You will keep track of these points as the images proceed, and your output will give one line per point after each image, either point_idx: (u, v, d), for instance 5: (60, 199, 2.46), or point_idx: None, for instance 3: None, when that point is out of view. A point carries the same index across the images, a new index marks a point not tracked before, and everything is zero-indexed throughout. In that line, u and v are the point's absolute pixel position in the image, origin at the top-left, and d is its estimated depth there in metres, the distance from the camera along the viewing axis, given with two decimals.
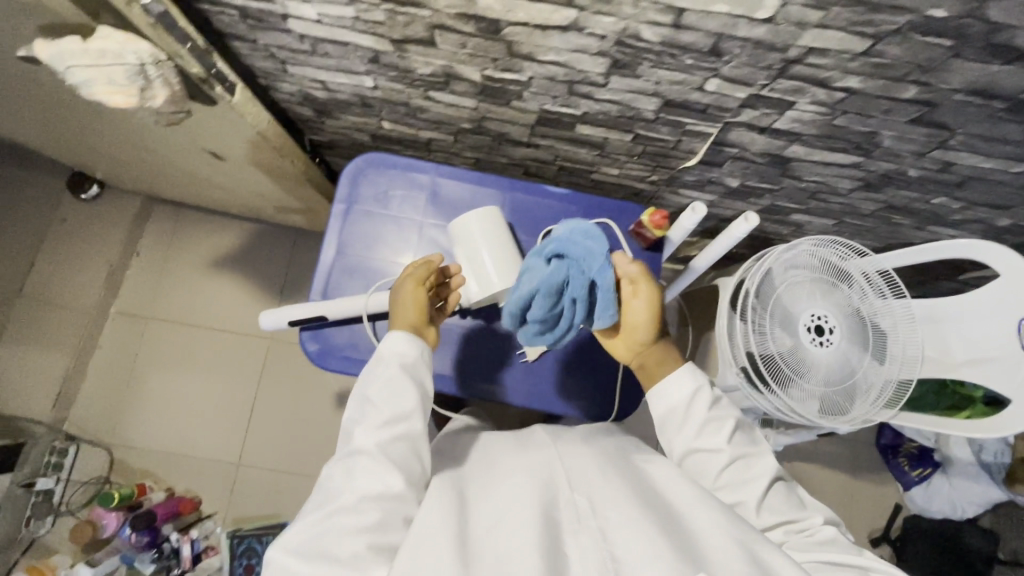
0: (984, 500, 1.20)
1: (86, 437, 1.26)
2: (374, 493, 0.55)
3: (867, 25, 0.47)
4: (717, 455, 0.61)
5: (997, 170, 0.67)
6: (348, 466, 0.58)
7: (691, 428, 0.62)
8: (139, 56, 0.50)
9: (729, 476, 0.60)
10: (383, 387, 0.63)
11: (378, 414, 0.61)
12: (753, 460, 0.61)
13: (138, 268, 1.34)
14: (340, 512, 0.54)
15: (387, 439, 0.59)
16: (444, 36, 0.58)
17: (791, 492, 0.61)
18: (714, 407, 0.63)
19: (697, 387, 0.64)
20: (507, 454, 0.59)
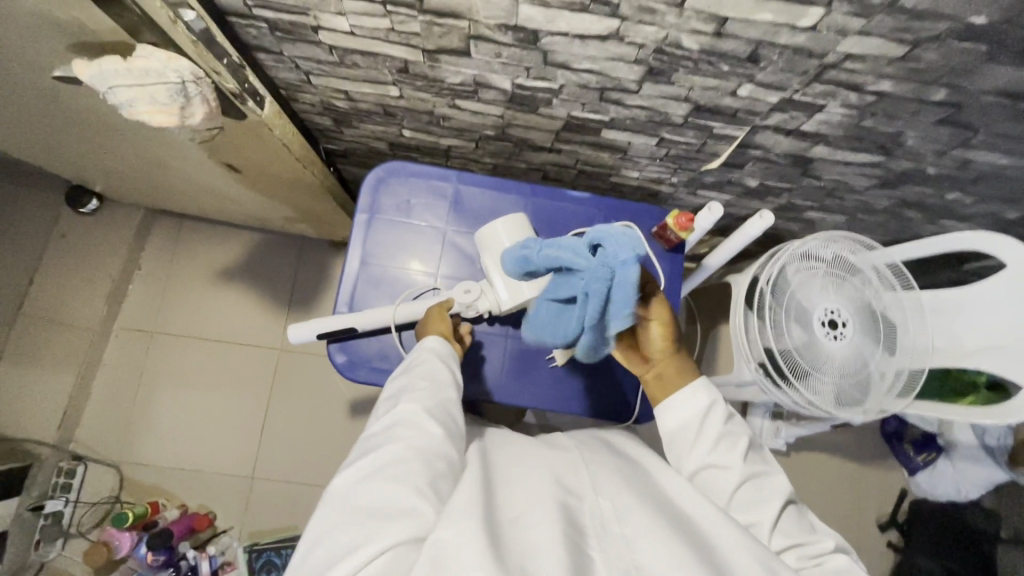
0: (987, 483, 1.21)
1: (93, 456, 1.23)
2: (421, 445, 0.56)
3: (906, 32, 0.48)
4: (728, 472, 0.58)
5: (1013, 167, 0.69)
6: (390, 423, 0.59)
7: (703, 444, 0.61)
8: (180, 73, 0.51)
9: (742, 495, 0.57)
10: (426, 367, 0.66)
11: (420, 384, 0.63)
12: (767, 479, 0.59)
13: (140, 282, 1.31)
14: (385, 461, 0.54)
15: (432, 403, 0.60)
16: (480, 46, 0.58)
17: (804, 516, 0.59)
18: (726, 424, 0.62)
19: (709, 404, 0.63)
20: (533, 453, 0.61)
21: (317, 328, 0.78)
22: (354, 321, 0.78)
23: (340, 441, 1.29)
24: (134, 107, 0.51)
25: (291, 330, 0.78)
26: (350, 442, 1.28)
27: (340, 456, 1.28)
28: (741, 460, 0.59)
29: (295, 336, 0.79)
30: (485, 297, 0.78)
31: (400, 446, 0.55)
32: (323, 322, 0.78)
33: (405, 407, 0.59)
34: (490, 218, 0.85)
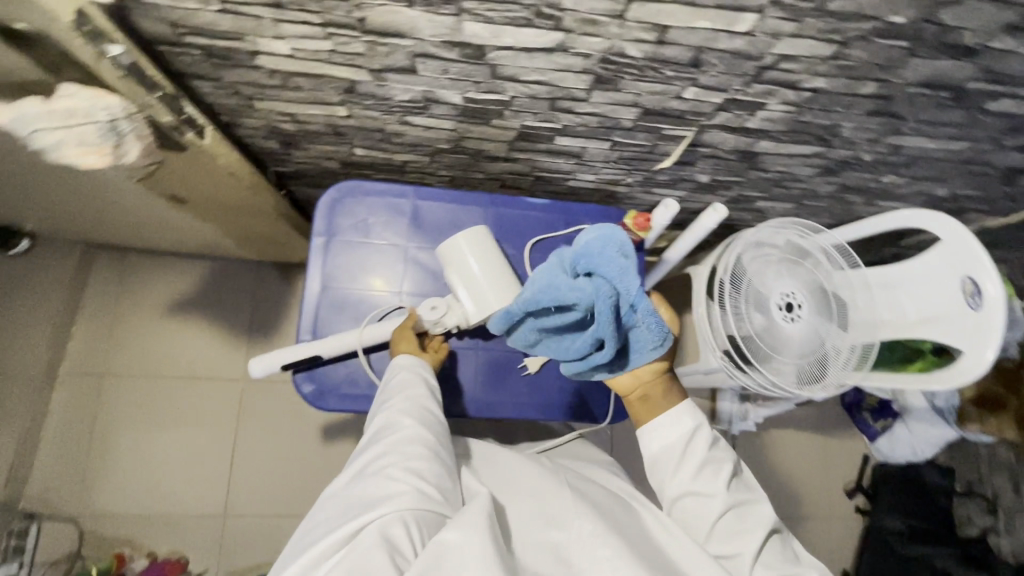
0: (939, 439, 1.28)
1: (48, 513, 1.14)
2: (397, 436, 0.64)
3: (835, 33, 0.50)
4: (714, 500, 0.62)
5: (940, 149, 0.73)
6: (376, 424, 0.67)
7: (687, 470, 0.63)
8: (109, 112, 0.50)
9: (724, 526, 0.61)
10: (400, 372, 0.72)
11: (393, 388, 0.70)
12: (751, 508, 0.62)
13: (86, 323, 1.23)
14: (371, 457, 0.63)
15: (405, 401, 0.68)
16: (427, 64, 0.58)
17: (786, 546, 0.62)
18: (710, 447, 0.64)
19: (695, 426, 0.64)
20: (528, 484, 0.68)
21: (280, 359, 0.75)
22: (318, 349, 0.76)
23: (316, 468, 1.25)
24: (63, 151, 0.51)
25: (253, 364, 0.76)
26: (326, 467, 1.25)
27: (318, 482, 1.25)
28: (726, 487, 0.62)
29: (257, 370, 0.76)
30: (453, 312, 0.77)
31: (381, 442, 0.64)
32: (285, 354, 0.75)
33: (382, 411, 0.67)
34: (452, 231, 0.84)
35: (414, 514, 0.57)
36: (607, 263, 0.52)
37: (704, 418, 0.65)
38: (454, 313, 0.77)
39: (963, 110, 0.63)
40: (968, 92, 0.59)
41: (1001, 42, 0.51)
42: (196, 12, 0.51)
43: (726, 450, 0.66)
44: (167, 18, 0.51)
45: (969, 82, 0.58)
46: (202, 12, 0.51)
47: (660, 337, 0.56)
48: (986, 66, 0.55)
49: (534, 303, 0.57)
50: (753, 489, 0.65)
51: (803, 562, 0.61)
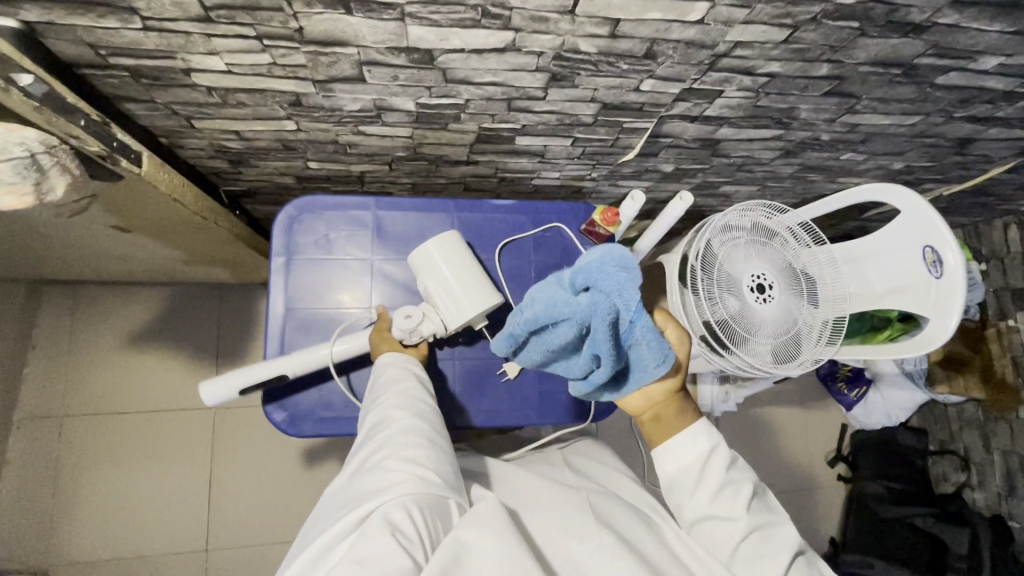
0: (910, 403, 1.32)
1: (16, 567, 1.08)
2: (392, 430, 0.61)
3: (786, 17, 0.50)
4: (734, 522, 0.62)
5: (894, 125, 0.74)
6: (371, 420, 0.64)
7: (707, 492, 0.63)
8: (26, 145, 0.47)
9: (746, 548, 0.61)
10: (386, 369, 0.71)
11: (382, 386, 0.68)
12: (773, 528, 0.62)
13: (38, 362, 1.16)
14: (367, 454, 0.60)
15: (397, 397, 0.65)
16: (374, 71, 0.55)
17: (810, 564, 0.63)
18: (728, 468, 0.63)
19: (711, 447, 0.64)
20: (549, 496, 0.69)
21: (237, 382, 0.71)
22: (279, 369, 0.72)
23: (299, 491, 1.21)
24: None
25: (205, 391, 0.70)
26: (309, 489, 1.22)
27: (301, 506, 1.21)
28: (747, 509, 0.62)
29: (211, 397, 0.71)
30: (434, 318, 0.73)
31: (377, 437, 0.61)
32: (242, 375, 0.71)
33: (375, 409, 0.65)
34: (418, 239, 0.82)
35: (418, 499, 0.55)
36: (606, 279, 0.51)
37: (721, 439, 0.65)
38: (435, 319, 0.73)
39: (913, 85, 0.64)
40: (918, 68, 0.60)
41: (947, 18, 0.52)
42: (117, 32, 0.47)
43: (744, 470, 0.65)
44: (86, 40, 0.48)
45: (919, 59, 0.58)
46: (124, 32, 0.47)
47: (661, 357, 0.54)
48: (934, 42, 0.55)
49: (533, 321, 0.57)
50: (774, 510, 0.65)
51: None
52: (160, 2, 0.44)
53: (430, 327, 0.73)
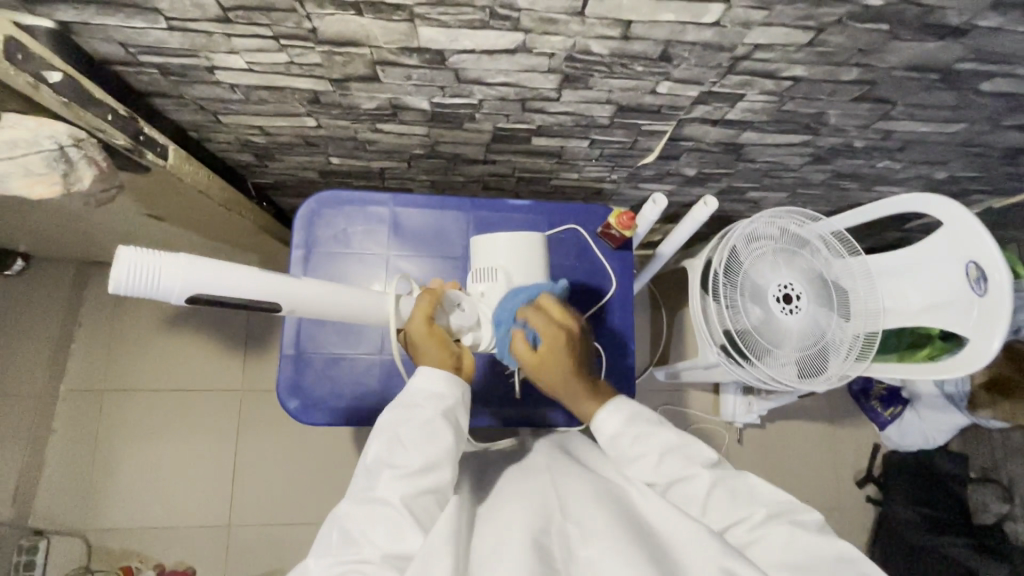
0: (952, 427, 1.25)
1: (56, 528, 1.16)
2: (390, 548, 0.52)
3: (809, 19, 0.48)
4: (651, 487, 0.61)
5: (935, 132, 0.70)
6: (359, 514, 0.54)
7: (621, 469, 0.63)
8: (55, 138, 0.52)
9: (714, 503, 0.58)
10: (410, 426, 0.58)
11: (410, 459, 0.56)
12: (692, 480, 0.60)
13: (83, 340, 1.22)
14: (353, 556, 0.53)
15: (409, 493, 0.55)
16: (388, 71, 0.56)
17: (738, 487, 0.59)
18: (633, 443, 0.62)
19: (616, 428, 0.63)
20: (515, 487, 0.61)
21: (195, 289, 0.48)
22: (266, 297, 0.52)
23: (315, 475, 1.25)
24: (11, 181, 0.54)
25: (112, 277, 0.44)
26: (327, 472, 1.25)
27: (317, 488, 1.24)
28: (657, 471, 0.61)
29: (119, 290, 0.45)
30: (486, 330, 0.64)
31: (372, 548, 0.52)
32: (210, 284, 0.48)
33: (385, 492, 0.55)
34: (434, 238, 0.83)
35: None
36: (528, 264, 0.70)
37: (620, 420, 0.63)
38: (484, 330, 0.64)
39: (954, 92, 0.60)
40: (958, 73, 0.56)
41: (989, 21, 0.48)
42: (144, 31, 0.49)
43: (650, 437, 0.62)
44: (116, 38, 0.50)
45: (958, 64, 0.55)
46: (151, 31, 0.49)
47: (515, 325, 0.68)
48: (975, 45, 0.52)
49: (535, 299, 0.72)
50: (693, 458, 0.61)
51: (755, 496, 0.58)
52: (182, 3, 0.46)
53: (476, 337, 0.64)
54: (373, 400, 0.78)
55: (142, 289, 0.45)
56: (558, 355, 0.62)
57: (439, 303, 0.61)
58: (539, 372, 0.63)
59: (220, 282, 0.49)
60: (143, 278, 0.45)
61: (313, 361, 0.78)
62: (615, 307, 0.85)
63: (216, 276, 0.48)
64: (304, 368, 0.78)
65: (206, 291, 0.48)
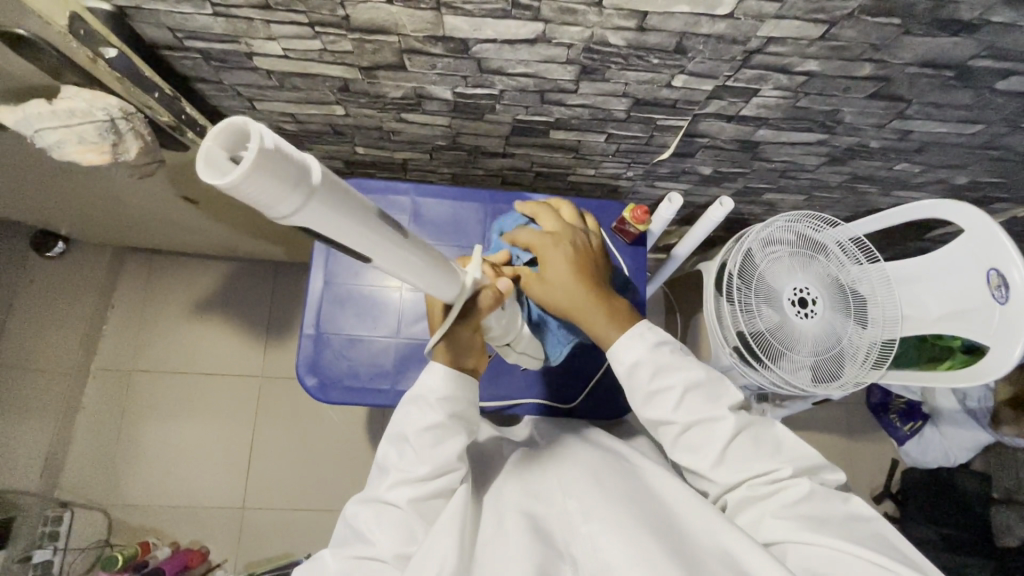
0: (973, 445, 1.19)
1: (82, 502, 1.20)
2: (401, 548, 0.54)
3: (820, 12, 0.49)
4: (669, 426, 0.58)
5: (952, 133, 0.70)
6: (371, 514, 0.56)
7: (640, 404, 0.59)
8: (107, 111, 0.58)
9: (736, 457, 0.57)
10: (415, 430, 0.56)
11: (418, 466, 0.56)
12: (716, 424, 0.57)
13: (115, 323, 1.28)
14: (363, 551, 0.54)
15: (419, 493, 0.56)
16: (414, 59, 0.59)
17: (762, 438, 0.58)
18: (654, 376, 0.58)
19: (636, 357, 0.58)
20: (529, 471, 0.63)
21: (311, 217, 0.32)
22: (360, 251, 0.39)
23: (325, 465, 1.27)
24: (65, 149, 0.59)
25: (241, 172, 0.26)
26: (339, 458, 1.27)
27: (333, 473, 1.27)
28: (678, 410, 0.58)
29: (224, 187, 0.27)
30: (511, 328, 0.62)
31: (381, 547, 0.54)
32: (330, 222, 0.33)
33: (390, 496, 0.56)
34: (453, 227, 0.85)
35: None
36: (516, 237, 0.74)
37: (643, 346, 0.59)
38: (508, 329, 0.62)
39: (969, 89, 0.60)
40: (973, 71, 0.57)
41: (1002, 16, 0.49)
42: (192, 17, 0.53)
43: (676, 370, 0.58)
44: (166, 23, 0.54)
45: (972, 61, 0.55)
46: (198, 16, 0.53)
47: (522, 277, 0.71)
48: (988, 42, 0.52)
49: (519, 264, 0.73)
50: (720, 402, 0.58)
51: (781, 453, 0.58)
52: None
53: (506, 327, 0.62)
54: (388, 380, 0.80)
55: (258, 193, 0.28)
56: (543, 259, 0.64)
57: (497, 305, 0.55)
58: (535, 284, 0.63)
59: (346, 219, 0.34)
60: (268, 194, 0.28)
61: (331, 342, 0.81)
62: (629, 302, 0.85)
63: (343, 211, 0.33)
64: (322, 348, 0.81)
65: (312, 223, 0.33)
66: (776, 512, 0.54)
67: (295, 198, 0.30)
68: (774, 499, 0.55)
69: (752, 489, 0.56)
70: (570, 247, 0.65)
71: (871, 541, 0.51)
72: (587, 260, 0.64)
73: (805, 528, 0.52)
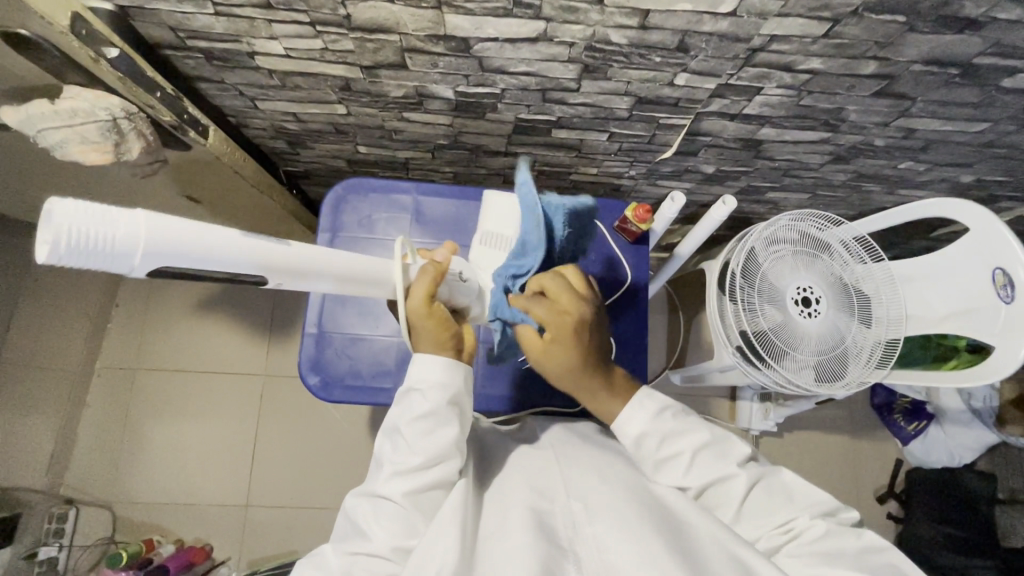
0: (979, 444, 1.19)
1: (87, 499, 1.21)
2: (399, 542, 0.54)
3: (824, 10, 0.49)
4: (683, 488, 0.59)
5: (957, 132, 0.70)
6: (370, 510, 0.56)
7: (649, 472, 0.60)
8: (110, 111, 0.58)
9: (750, 509, 0.58)
10: (412, 423, 0.57)
11: (411, 457, 0.56)
12: (727, 481, 0.59)
13: (119, 321, 1.28)
14: (360, 547, 0.54)
15: (417, 487, 0.56)
16: (416, 58, 0.59)
17: (774, 487, 0.60)
18: (661, 444, 0.60)
19: (642, 428, 0.61)
20: (527, 466, 0.63)
21: (159, 264, 0.37)
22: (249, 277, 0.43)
23: (327, 464, 1.27)
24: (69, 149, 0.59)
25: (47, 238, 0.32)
26: (342, 457, 1.28)
27: (336, 472, 1.27)
28: (689, 473, 0.59)
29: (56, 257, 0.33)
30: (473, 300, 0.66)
31: (378, 541, 0.54)
32: (182, 260, 0.38)
33: (385, 490, 0.56)
34: (454, 225, 0.85)
35: None
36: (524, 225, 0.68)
37: (648, 417, 0.61)
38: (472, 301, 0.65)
39: (975, 87, 0.60)
40: (979, 69, 0.56)
41: (1008, 13, 0.48)
42: (193, 16, 0.53)
43: (680, 436, 0.60)
44: (167, 23, 0.54)
45: (978, 58, 0.55)
46: (199, 16, 0.53)
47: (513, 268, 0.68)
48: (994, 40, 0.52)
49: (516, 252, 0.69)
50: (729, 458, 0.60)
51: (794, 500, 0.59)
52: None
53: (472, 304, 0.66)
54: (389, 379, 0.80)
55: (84, 250, 0.33)
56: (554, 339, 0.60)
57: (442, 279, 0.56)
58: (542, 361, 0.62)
59: (190, 254, 0.38)
60: (95, 249, 0.34)
61: (333, 340, 0.81)
62: (632, 300, 0.85)
63: (189, 250, 0.38)
64: (324, 347, 0.81)
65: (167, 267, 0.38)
66: (793, 553, 0.55)
67: (126, 248, 0.35)
68: (793, 544, 0.56)
69: (771, 539, 0.57)
70: (580, 326, 0.61)
71: (886, 572, 0.51)
72: (597, 326, 0.64)
73: (822, 564, 0.52)
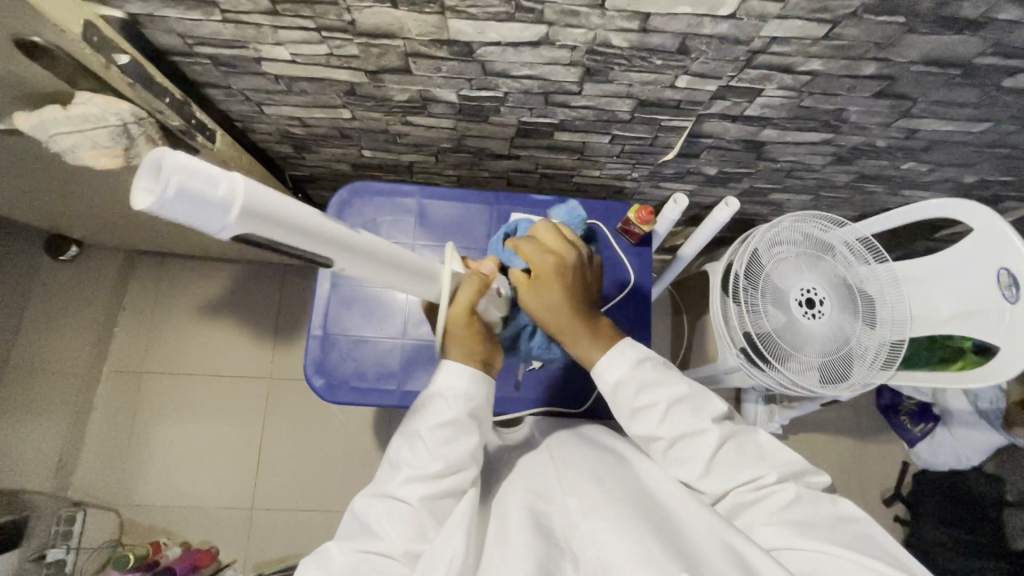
0: (987, 447, 1.17)
1: (94, 502, 1.21)
2: (410, 545, 0.54)
3: (823, 12, 0.49)
4: (656, 441, 0.59)
5: (960, 132, 0.70)
6: (381, 509, 0.56)
7: (624, 420, 0.60)
8: (120, 116, 0.60)
9: (720, 465, 0.58)
10: (431, 427, 0.57)
11: (429, 463, 0.57)
12: (700, 436, 0.58)
13: (126, 325, 1.29)
14: (370, 546, 0.54)
15: (430, 491, 0.56)
16: (419, 63, 0.59)
17: (747, 445, 0.60)
18: (638, 394, 0.59)
19: (621, 376, 0.60)
20: (537, 471, 0.63)
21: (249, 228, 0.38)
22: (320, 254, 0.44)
23: (332, 467, 1.28)
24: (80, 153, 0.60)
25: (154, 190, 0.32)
26: (346, 460, 1.28)
27: (341, 475, 1.27)
28: (663, 426, 0.59)
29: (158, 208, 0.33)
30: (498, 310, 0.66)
31: (390, 542, 0.54)
32: (269, 227, 0.39)
33: (401, 492, 0.57)
34: (458, 228, 0.86)
35: None
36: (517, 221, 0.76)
37: (627, 366, 0.60)
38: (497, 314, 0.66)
39: (976, 87, 0.60)
40: (979, 69, 0.57)
41: (1007, 13, 0.49)
42: (201, 23, 0.54)
43: (659, 389, 0.60)
44: (176, 30, 0.56)
45: (979, 58, 0.55)
46: (207, 23, 0.54)
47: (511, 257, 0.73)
48: (994, 40, 0.52)
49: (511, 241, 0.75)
50: (705, 414, 0.60)
51: (766, 458, 0.59)
52: None
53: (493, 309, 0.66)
54: (394, 381, 0.81)
55: (187, 208, 0.34)
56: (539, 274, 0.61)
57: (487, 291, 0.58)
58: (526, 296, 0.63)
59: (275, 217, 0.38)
60: (200, 206, 0.34)
61: (338, 342, 0.82)
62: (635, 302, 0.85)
63: (280, 222, 0.39)
64: (329, 349, 0.81)
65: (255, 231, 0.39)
66: (770, 519, 0.54)
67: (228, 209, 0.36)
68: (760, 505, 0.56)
69: (738, 496, 0.57)
70: (566, 266, 0.62)
71: (863, 542, 0.51)
72: (581, 272, 0.64)
73: (797, 534, 0.52)
